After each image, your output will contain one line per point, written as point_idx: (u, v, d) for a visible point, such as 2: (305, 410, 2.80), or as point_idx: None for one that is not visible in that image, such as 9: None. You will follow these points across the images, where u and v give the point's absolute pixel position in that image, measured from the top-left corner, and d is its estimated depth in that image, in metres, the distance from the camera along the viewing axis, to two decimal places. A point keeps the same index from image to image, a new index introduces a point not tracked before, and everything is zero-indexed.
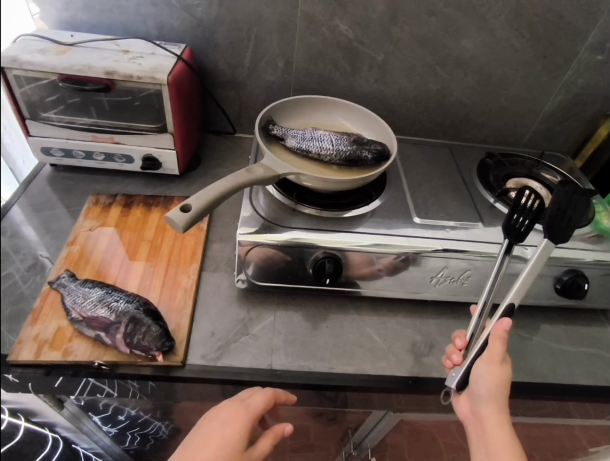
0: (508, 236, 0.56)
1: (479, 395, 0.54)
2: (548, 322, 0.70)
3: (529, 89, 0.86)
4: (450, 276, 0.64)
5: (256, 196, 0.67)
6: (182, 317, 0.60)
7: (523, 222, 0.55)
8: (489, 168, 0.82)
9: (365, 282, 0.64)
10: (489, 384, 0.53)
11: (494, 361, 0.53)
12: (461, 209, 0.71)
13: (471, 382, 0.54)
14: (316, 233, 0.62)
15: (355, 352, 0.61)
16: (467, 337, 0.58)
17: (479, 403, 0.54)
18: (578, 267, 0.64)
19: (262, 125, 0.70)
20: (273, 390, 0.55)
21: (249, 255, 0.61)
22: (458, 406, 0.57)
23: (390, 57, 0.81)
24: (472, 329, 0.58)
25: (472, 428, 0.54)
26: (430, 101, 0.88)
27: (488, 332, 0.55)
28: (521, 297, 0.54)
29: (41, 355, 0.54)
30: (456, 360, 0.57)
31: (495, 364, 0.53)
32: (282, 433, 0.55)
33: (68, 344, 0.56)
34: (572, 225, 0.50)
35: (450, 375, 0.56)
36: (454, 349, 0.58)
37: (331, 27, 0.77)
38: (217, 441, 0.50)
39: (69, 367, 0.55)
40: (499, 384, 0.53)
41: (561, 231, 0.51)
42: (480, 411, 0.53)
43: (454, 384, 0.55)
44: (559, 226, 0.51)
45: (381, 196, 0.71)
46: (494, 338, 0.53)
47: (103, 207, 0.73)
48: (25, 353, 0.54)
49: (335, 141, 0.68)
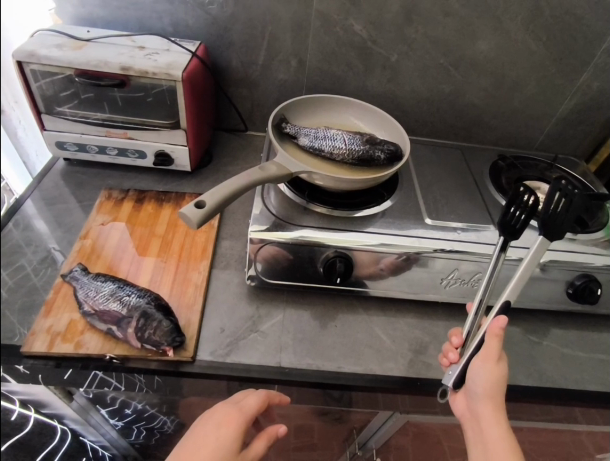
0: (503, 233, 0.53)
1: (476, 392, 0.53)
2: (558, 326, 0.69)
3: (544, 92, 0.86)
4: (460, 278, 0.64)
5: (268, 194, 0.67)
6: (192, 313, 0.61)
7: (519, 217, 0.52)
8: (501, 170, 0.81)
9: (375, 283, 0.64)
10: (484, 381, 0.52)
11: (490, 358, 0.52)
12: (473, 211, 0.71)
13: (468, 379, 0.54)
14: (327, 232, 0.62)
15: (363, 352, 0.61)
16: (464, 336, 0.57)
17: (476, 401, 0.53)
18: (591, 271, 0.64)
19: (274, 123, 0.70)
20: (267, 391, 0.56)
21: (260, 253, 0.61)
22: (454, 403, 0.57)
23: (404, 57, 0.81)
24: (468, 328, 0.56)
25: (470, 426, 0.54)
26: (443, 102, 0.87)
27: (484, 329, 0.53)
28: (516, 294, 0.52)
29: (53, 347, 0.55)
30: (453, 357, 0.56)
31: (490, 361, 0.52)
32: (276, 434, 0.56)
33: (80, 337, 0.56)
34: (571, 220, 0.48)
35: (448, 373, 0.56)
36: (451, 347, 0.57)
37: (345, 27, 0.77)
38: (211, 442, 0.50)
39: (79, 360, 0.55)
40: (495, 381, 0.52)
41: (559, 227, 0.48)
42: (478, 408, 0.53)
43: (451, 382, 0.55)
44: (554, 222, 0.48)
45: (393, 196, 0.71)
46: (490, 337, 0.51)
47: (116, 202, 0.74)
48: (38, 345, 0.55)
49: (348, 141, 0.68)
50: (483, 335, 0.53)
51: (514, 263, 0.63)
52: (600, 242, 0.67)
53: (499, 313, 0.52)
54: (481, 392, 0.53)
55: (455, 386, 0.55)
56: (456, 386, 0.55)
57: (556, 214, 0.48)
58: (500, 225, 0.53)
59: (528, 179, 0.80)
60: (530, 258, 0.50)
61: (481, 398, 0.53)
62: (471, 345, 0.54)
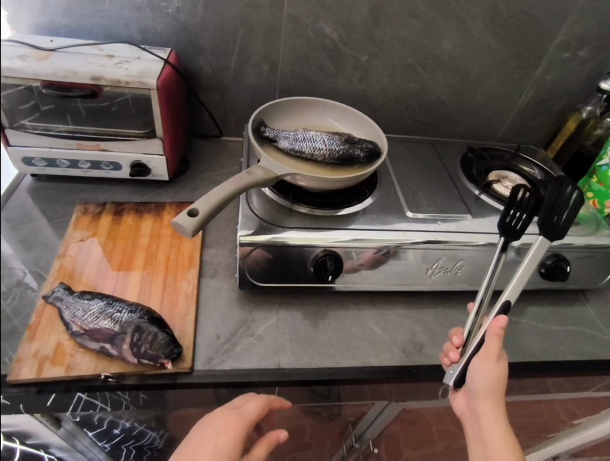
0: (505, 236, 0.60)
1: (476, 392, 0.57)
2: (533, 304, 0.74)
3: (504, 86, 0.91)
4: (444, 267, 0.67)
5: (250, 197, 0.68)
6: (186, 324, 0.60)
7: (519, 219, 0.59)
8: (471, 161, 0.85)
9: (365, 277, 0.65)
10: (485, 381, 0.56)
11: (489, 357, 0.55)
12: (449, 202, 0.74)
13: (468, 379, 0.57)
14: (312, 232, 0.63)
15: (359, 346, 0.63)
16: (464, 336, 0.60)
17: (475, 400, 0.57)
18: (561, 250, 0.69)
19: (253, 128, 0.71)
20: (267, 397, 0.56)
21: (250, 258, 0.61)
22: (455, 402, 0.61)
23: (374, 58, 0.84)
24: (470, 327, 0.60)
25: (469, 424, 0.58)
26: (412, 100, 0.91)
27: (486, 328, 0.56)
28: (516, 293, 0.56)
29: (43, 372, 0.53)
30: (454, 357, 0.59)
31: (490, 360, 0.55)
32: (276, 440, 0.56)
33: (70, 359, 0.54)
34: (567, 221, 0.56)
35: (448, 372, 0.58)
36: (451, 346, 0.60)
37: (316, 30, 0.79)
38: (211, 451, 0.50)
39: (62, 384, 0.53)
40: (495, 381, 0.55)
41: (558, 227, 0.55)
42: (478, 408, 0.57)
43: (452, 381, 0.58)
44: (555, 224, 0.55)
45: (373, 193, 0.73)
46: (491, 336, 0.55)
47: (93, 217, 0.72)
48: (26, 373, 0.52)
49: (328, 141, 0.70)
50: (483, 335, 0.56)
51: (493, 249, 0.66)
52: (566, 224, 0.73)
53: (499, 312, 0.56)
54: (481, 392, 0.56)
55: (455, 385, 0.58)
56: (456, 384, 0.58)
57: (553, 218, 0.55)
58: (504, 228, 0.59)
59: (497, 169, 0.85)
60: (533, 255, 0.55)
61: (481, 397, 0.56)
62: (472, 345, 0.57)
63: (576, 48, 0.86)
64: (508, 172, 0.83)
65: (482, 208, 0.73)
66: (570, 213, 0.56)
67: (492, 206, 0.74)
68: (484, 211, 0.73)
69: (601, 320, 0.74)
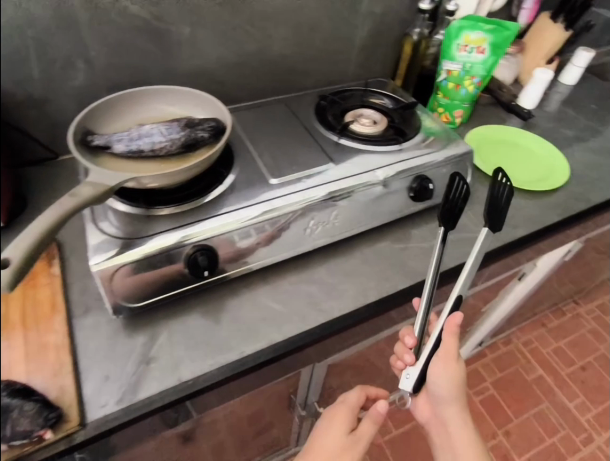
0: (443, 224, 0.67)
1: (441, 397, 0.65)
2: (414, 227, 0.77)
3: (337, 26, 0.90)
4: (321, 222, 0.67)
5: (102, 216, 0.59)
6: (64, 380, 0.53)
7: (456, 209, 0.67)
8: (325, 109, 0.82)
9: (246, 257, 0.64)
10: (446, 386, 0.63)
11: (449, 358, 0.62)
12: (310, 156, 0.71)
13: (431, 384, 0.63)
14: (177, 232, 0.58)
15: (260, 326, 0.61)
16: (416, 336, 0.63)
17: (441, 405, 0.66)
18: (421, 172, 0.72)
19: (76, 139, 0.61)
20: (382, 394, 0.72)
21: (115, 284, 0.56)
22: (418, 406, 0.70)
23: (198, 28, 0.77)
24: (419, 326, 0.63)
25: (434, 428, 0.69)
26: (254, 63, 0.87)
27: (442, 327, 0.63)
28: (467, 286, 0.64)
29: None
30: (409, 360, 0.62)
31: (452, 359, 0.62)
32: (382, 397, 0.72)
33: None
34: (503, 217, 0.66)
35: (405, 376, 0.62)
36: (405, 349, 0.63)
37: (120, 12, 0.70)
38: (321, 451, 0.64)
39: None
40: (453, 383, 0.62)
41: (497, 221, 0.66)
42: (444, 413, 0.66)
43: (411, 386, 0.62)
44: (496, 217, 0.65)
45: (232, 170, 0.68)
46: (449, 333, 0.62)
47: None
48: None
49: (166, 132, 0.64)
50: (440, 333, 0.63)
51: (361, 189, 0.67)
52: (421, 145, 0.76)
53: (454, 309, 0.63)
54: (444, 395, 0.64)
55: (415, 388, 0.62)
56: (414, 388, 0.62)
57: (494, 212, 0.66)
58: (442, 215, 0.66)
59: (352, 108, 0.84)
60: (477, 253, 0.65)
61: (446, 402, 0.65)
62: (430, 345, 0.62)
63: None
64: (361, 109, 0.83)
65: (344, 153, 0.72)
66: (505, 209, 0.66)
67: (352, 148, 0.74)
68: (345, 155, 0.72)
69: (472, 221, 0.80)
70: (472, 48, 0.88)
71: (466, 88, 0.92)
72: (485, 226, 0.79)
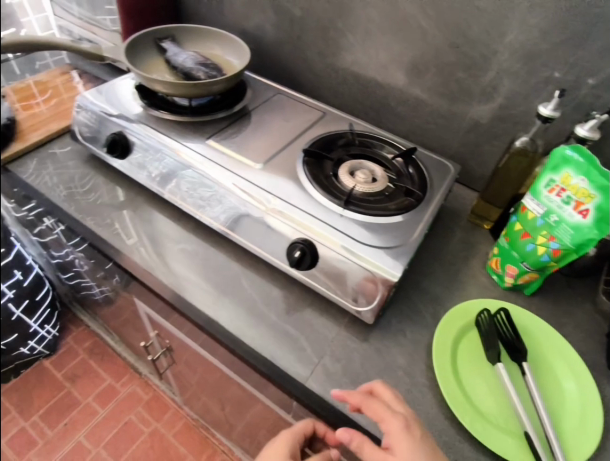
0: None
1: None
2: (274, 285, 0.63)
3: (446, 83, 0.72)
4: (199, 193, 0.65)
5: (114, 91, 0.77)
6: (24, 142, 0.78)
7: None
8: (335, 142, 0.70)
9: (139, 171, 0.70)
10: None
11: (398, 446, 0.43)
12: (258, 148, 0.68)
13: None
14: (125, 116, 0.71)
15: (104, 215, 0.70)
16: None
17: None
18: (313, 238, 0.57)
19: (155, 36, 0.78)
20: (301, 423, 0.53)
21: (79, 117, 0.76)
22: None
23: (306, 14, 0.79)
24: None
25: None
26: (348, 74, 0.82)
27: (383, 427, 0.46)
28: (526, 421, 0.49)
29: None
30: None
31: (402, 442, 0.43)
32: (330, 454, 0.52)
33: None
34: None
35: None
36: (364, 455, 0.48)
37: None
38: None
39: None
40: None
41: None
42: None
43: None
44: None
45: (196, 115, 0.72)
46: (388, 417, 0.45)
47: (27, 90, 0.88)
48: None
49: (188, 59, 0.74)
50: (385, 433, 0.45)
51: (244, 198, 0.61)
52: (356, 225, 0.59)
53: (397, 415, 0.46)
54: None
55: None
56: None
57: None
58: None
59: (364, 159, 0.69)
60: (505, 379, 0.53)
61: None
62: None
63: (533, 58, 0.63)
64: (370, 166, 0.68)
65: (281, 169, 0.65)
66: None
67: (295, 171, 0.65)
68: (278, 170, 0.64)
69: (333, 353, 0.56)
70: (571, 197, 0.55)
71: (535, 245, 0.59)
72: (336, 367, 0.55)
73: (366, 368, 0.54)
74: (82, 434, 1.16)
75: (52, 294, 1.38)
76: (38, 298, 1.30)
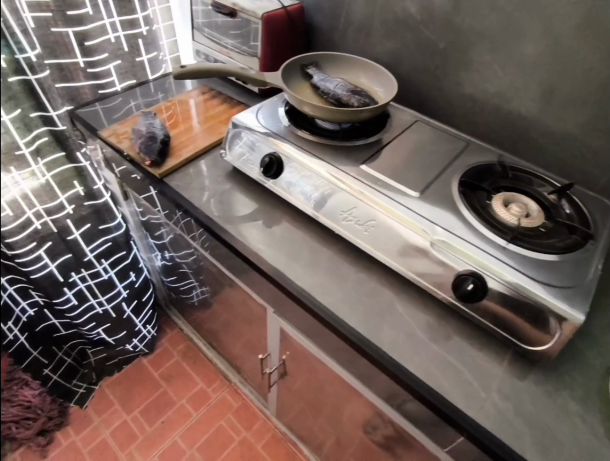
0: None
1: None
2: (429, 314, 0.63)
3: (603, 120, 0.71)
4: (356, 218, 0.67)
5: (262, 115, 0.83)
6: (179, 156, 0.85)
7: None
8: (487, 173, 0.72)
9: (294, 193, 0.74)
10: None
11: None
12: (412, 177, 0.71)
13: None
14: (280, 141, 0.76)
15: (254, 231, 0.73)
16: None
17: None
18: (480, 270, 0.59)
19: (301, 63, 0.83)
20: None
21: (232, 139, 0.81)
22: None
23: (452, 46, 0.81)
24: None
25: None
26: (487, 104, 0.83)
27: None
28: None
29: (121, 142, 0.87)
30: None
31: None
32: None
33: (125, 140, 0.88)
34: None
35: None
36: None
37: (403, 8, 0.84)
38: None
39: (118, 153, 0.87)
40: None
41: None
42: None
43: None
44: None
45: (347, 140, 0.76)
46: None
47: (169, 111, 0.97)
48: (105, 132, 0.90)
49: (338, 86, 0.78)
50: None
51: (407, 227, 0.63)
52: (523, 259, 0.59)
53: None
54: None
55: None
56: None
57: None
58: None
59: (516, 191, 0.69)
60: None
61: None
62: None
63: None
64: (523, 198, 0.68)
65: (438, 199, 0.67)
66: None
67: (453, 201, 0.67)
68: (436, 199, 0.67)
69: (501, 390, 0.55)
70: None
71: None
72: (505, 405, 0.54)
73: (537, 410, 0.54)
74: (178, 434, 1.28)
75: (154, 296, 1.48)
76: (143, 298, 1.39)
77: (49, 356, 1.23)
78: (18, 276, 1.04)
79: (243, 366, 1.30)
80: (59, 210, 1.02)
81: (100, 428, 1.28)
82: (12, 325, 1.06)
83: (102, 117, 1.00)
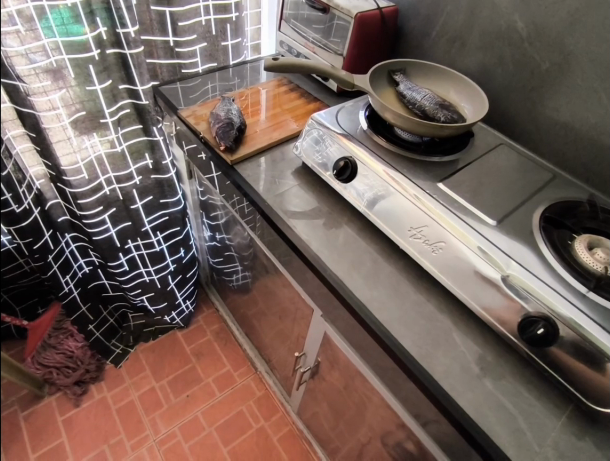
0: None
1: None
2: (487, 350, 0.60)
3: None
4: (425, 236, 0.65)
5: (341, 116, 0.82)
6: (251, 145, 0.85)
7: None
8: (572, 212, 0.68)
9: (359, 198, 0.72)
10: None
11: None
12: (489, 203, 0.68)
13: None
14: (356, 145, 0.75)
15: (316, 231, 0.73)
16: None
17: None
18: (553, 315, 0.55)
19: (389, 68, 0.81)
20: None
21: (307, 135, 0.81)
22: None
23: (556, 68, 0.76)
24: None
25: None
26: (583, 135, 0.77)
27: None
28: None
29: (199, 123, 0.89)
30: None
31: None
32: None
33: (202, 122, 0.90)
34: None
35: None
36: None
37: (509, 22, 0.79)
38: None
39: (194, 133, 0.89)
40: None
41: None
42: None
43: None
44: None
45: (426, 155, 0.74)
46: None
47: (246, 99, 0.98)
48: (185, 111, 0.93)
49: (426, 97, 0.76)
50: None
51: (479, 255, 0.61)
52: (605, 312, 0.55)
53: None
54: None
55: None
56: None
57: None
58: None
59: (603, 235, 0.64)
60: None
61: None
62: None
63: None
64: None
65: (516, 232, 0.64)
66: None
67: (531, 236, 0.63)
68: (513, 232, 0.64)
69: (557, 446, 0.52)
70: None
71: None
72: None
73: None
74: (200, 412, 1.31)
75: (197, 274, 1.53)
76: (188, 274, 1.43)
77: (95, 314, 1.28)
78: (81, 235, 1.15)
79: (271, 358, 1.31)
80: (128, 180, 1.09)
81: (130, 389, 1.34)
82: (69, 279, 1.14)
83: (181, 97, 0.99)
